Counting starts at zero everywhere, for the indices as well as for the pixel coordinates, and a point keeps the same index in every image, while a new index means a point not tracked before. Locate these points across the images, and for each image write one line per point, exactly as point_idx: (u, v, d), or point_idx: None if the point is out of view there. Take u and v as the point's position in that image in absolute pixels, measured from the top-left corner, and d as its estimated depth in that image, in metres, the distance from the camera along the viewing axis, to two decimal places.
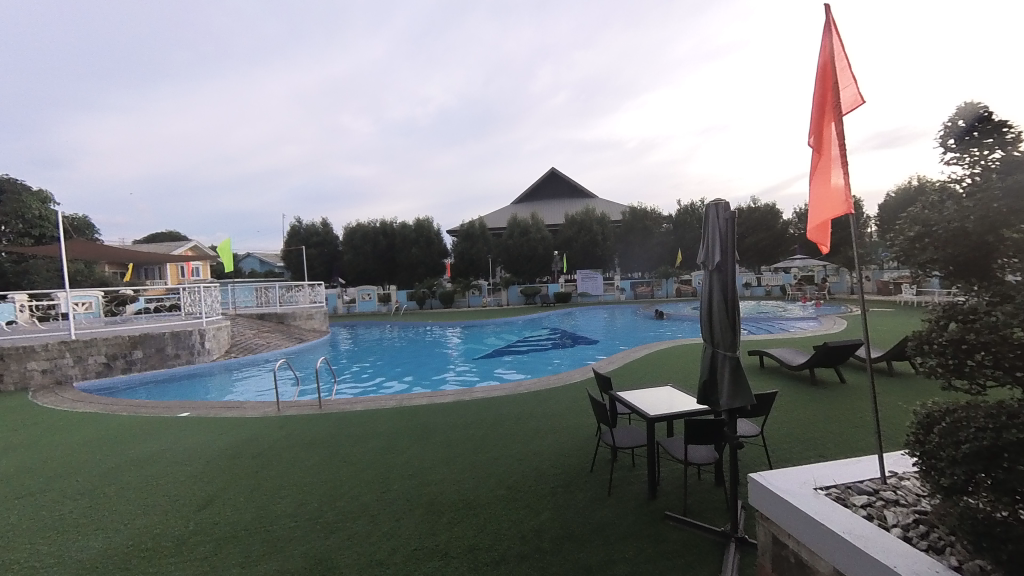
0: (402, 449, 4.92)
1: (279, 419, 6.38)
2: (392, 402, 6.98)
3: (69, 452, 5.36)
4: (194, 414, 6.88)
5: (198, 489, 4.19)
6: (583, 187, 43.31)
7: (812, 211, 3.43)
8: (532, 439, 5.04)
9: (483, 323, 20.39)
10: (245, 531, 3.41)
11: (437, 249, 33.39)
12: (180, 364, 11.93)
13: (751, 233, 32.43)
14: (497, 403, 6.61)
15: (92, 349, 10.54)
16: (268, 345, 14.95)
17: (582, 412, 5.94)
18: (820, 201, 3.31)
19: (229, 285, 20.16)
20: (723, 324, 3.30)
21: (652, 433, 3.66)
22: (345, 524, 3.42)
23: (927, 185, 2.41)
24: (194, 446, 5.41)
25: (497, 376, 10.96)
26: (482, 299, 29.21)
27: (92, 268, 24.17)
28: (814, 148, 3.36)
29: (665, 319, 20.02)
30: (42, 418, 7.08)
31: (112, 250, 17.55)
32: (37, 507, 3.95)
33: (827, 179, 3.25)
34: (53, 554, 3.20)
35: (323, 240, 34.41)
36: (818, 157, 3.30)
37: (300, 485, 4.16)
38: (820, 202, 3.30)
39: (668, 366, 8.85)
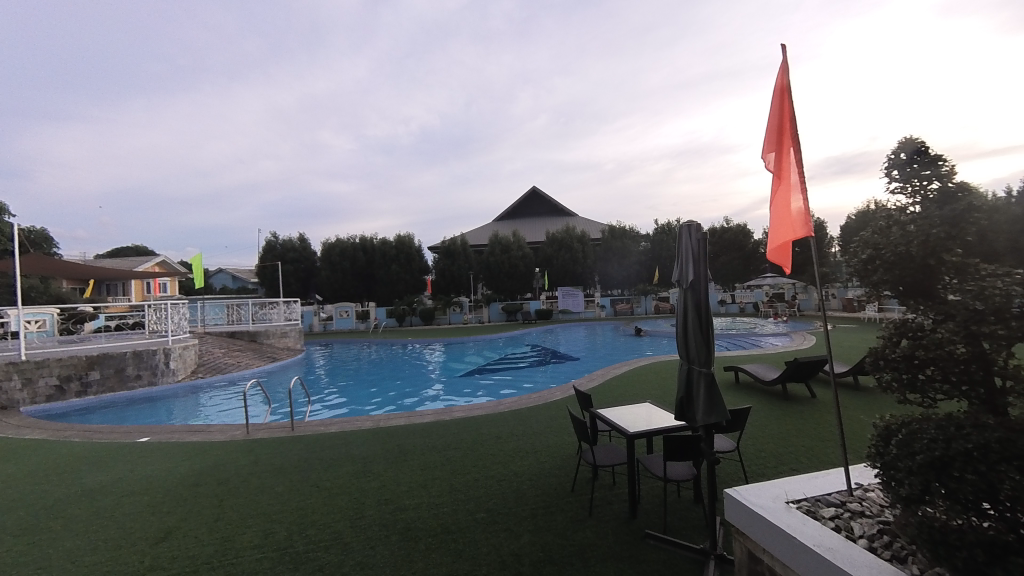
0: (377, 474, 4.73)
1: (248, 443, 6.06)
2: (369, 423, 6.75)
3: (11, 484, 4.93)
4: (154, 439, 6.44)
5: (153, 522, 3.90)
6: (562, 206, 44.27)
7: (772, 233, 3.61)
8: (513, 460, 4.94)
9: (463, 341, 20.17)
10: (208, 565, 3.18)
11: (418, 265, 33.19)
12: (141, 386, 11.23)
13: (724, 252, 33.62)
14: (476, 423, 6.49)
15: (42, 370, 9.85)
16: (239, 365, 14.34)
17: (562, 431, 5.91)
18: (779, 225, 3.52)
19: (199, 301, 19.39)
20: (697, 339, 3.38)
21: (632, 452, 3.64)
22: (316, 554, 3.24)
23: (875, 211, 2.56)
24: (152, 473, 5.08)
25: (478, 395, 10.78)
26: (463, 316, 28.97)
27: (47, 283, 22.83)
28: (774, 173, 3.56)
29: (643, 337, 20.28)
30: None
31: (69, 265, 16.68)
32: None
33: (786, 204, 3.47)
34: None
35: (300, 255, 33.69)
36: (779, 182, 3.50)
37: (268, 514, 3.94)
38: (779, 224, 3.50)
39: (646, 383, 8.93)
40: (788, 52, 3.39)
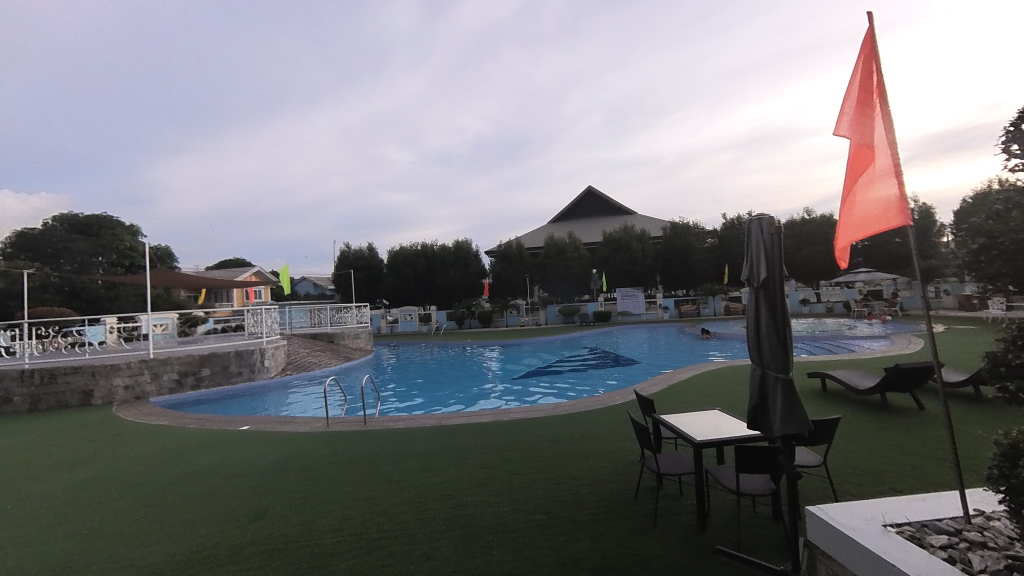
0: (439, 469, 4.95)
1: (327, 435, 6.66)
2: (432, 421, 7.07)
3: (148, 461, 5.90)
4: (252, 429, 7.33)
5: (251, 501, 4.41)
6: (619, 205, 42.97)
7: (845, 225, 3.23)
8: (572, 464, 4.88)
9: (520, 343, 20.36)
10: (295, 543, 3.52)
11: (475, 270, 34.25)
12: (241, 381, 12.82)
13: (805, 245, 30.38)
14: (534, 425, 6.51)
15: (167, 366, 11.59)
16: (319, 364, 15.80)
17: (623, 437, 5.72)
18: (858, 214, 3.15)
19: (285, 307, 21.69)
20: (772, 343, 3.09)
21: (699, 462, 3.42)
22: (385, 542, 3.46)
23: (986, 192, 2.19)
24: (249, 459, 5.76)
25: (537, 397, 10.79)
26: (520, 318, 29.30)
27: (170, 293, 27.00)
28: (853, 157, 3.19)
29: (711, 339, 18.97)
30: (124, 429, 7.84)
31: (185, 277, 19.54)
32: (117, 512, 4.35)
33: (867, 192, 3.11)
34: (124, 558, 3.47)
35: (368, 263, 36.35)
36: (859, 168, 3.15)
37: (344, 501, 4.28)
38: (859, 214, 3.14)
39: (714, 388, 8.35)
40: (875, 18, 3.03)
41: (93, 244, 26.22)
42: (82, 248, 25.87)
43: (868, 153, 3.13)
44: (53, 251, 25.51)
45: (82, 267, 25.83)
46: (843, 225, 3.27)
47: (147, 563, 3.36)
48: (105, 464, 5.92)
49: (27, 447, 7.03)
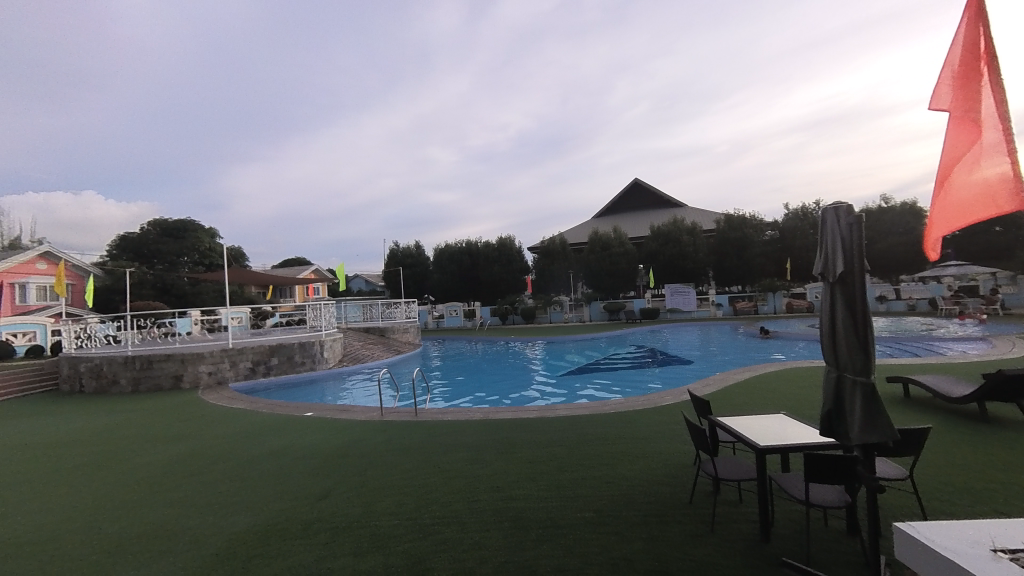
0: (488, 461, 5.05)
1: (382, 423, 7.04)
2: (479, 414, 7.23)
3: (228, 441, 6.54)
4: (315, 415, 7.91)
5: (317, 482, 4.77)
6: (668, 197, 41.20)
7: (937, 209, 2.85)
8: (621, 463, 4.78)
9: (564, 339, 20.23)
10: (356, 523, 3.76)
11: (519, 266, 34.47)
12: (304, 370, 13.84)
13: (882, 236, 27.43)
14: (581, 422, 6.45)
15: (242, 355, 12.77)
16: (372, 356, 16.69)
17: (675, 438, 5.52)
18: (954, 198, 2.78)
19: (341, 302, 23.11)
20: (850, 344, 2.83)
21: (763, 468, 3.21)
22: (439, 528, 3.59)
23: None
24: (313, 443, 6.22)
25: (582, 394, 10.68)
26: (563, 315, 29.12)
27: (243, 289, 29.67)
28: (954, 132, 2.84)
29: (770, 338, 17.73)
30: (209, 411, 8.78)
31: (255, 274, 21.38)
32: (205, 484, 4.90)
33: (966, 172, 2.76)
34: (213, 525, 3.88)
35: (416, 261, 37.73)
36: (961, 146, 2.80)
37: (400, 487, 4.50)
38: (957, 198, 2.77)
39: (775, 391, 7.80)
40: None
41: (180, 246, 29.51)
42: (172, 249, 29.20)
43: (971, 129, 2.78)
44: (148, 253, 29.02)
45: (171, 266, 29.17)
46: (934, 209, 2.89)
47: (232, 531, 3.75)
48: (193, 442, 6.66)
49: (132, 423, 8.05)
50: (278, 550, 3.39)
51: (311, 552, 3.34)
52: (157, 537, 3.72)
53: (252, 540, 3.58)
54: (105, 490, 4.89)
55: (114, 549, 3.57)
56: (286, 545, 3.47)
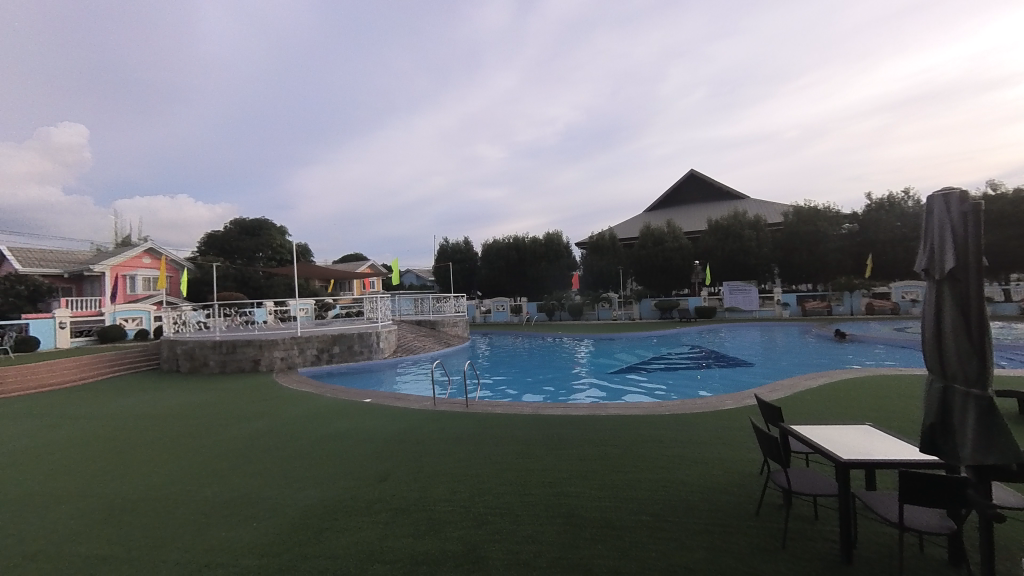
0: (538, 456, 5.08)
1: (435, 413, 7.33)
2: (529, 409, 7.28)
3: (299, 421, 7.15)
4: (373, 402, 8.41)
5: (377, 464, 5.07)
6: (728, 189, 38.67)
7: None
8: (678, 467, 4.60)
9: (613, 337, 19.80)
10: (414, 507, 3.95)
11: (566, 261, 34.19)
12: (363, 359, 14.74)
13: (989, 229, 23.83)
14: (633, 422, 6.28)
15: (309, 342, 13.86)
16: (424, 348, 17.40)
17: (737, 445, 5.21)
18: None
19: (395, 295, 24.29)
20: (962, 350, 2.49)
21: (846, 484, 2.94)
22: (493, 518, 3.67)
23: None
24: (373, 428, 6.63)
25: (632, 393, 10.39)
26: (612, 312, 28.53)
27: (308, 282, 32.14)
28: None
29: (846, 342, 16.14)
30: (282, 393, 9.63)
31: (320, 269, 23.06)
32: (281, 459, 5.39)
33: None
34: (289, 497, 4.26)
35: (465, 256, 38.68)
36: None
37: (454, 474, 4.66)
38: None
39: (853, 400, 7.08)
40: None
41: (256, 243, 32.52)
42: (250, 246, 32.28)
43: None
44: (230, 248, 32.31)
45: (249, 260, 32.23)
46: None
47: (305, 504, 4.10)
48: (268, 420, 7.35)
49: (220, 401, 9.04)
50: (345, 525, 3.65)
51: (373, 530, 3.55)
52: (243, 504, 4.15)
53: (323, 514, 3.88)
54: (200, 459, 5.54)
55: (209, 511, 4.04)
56: (352, 521, 3.73)
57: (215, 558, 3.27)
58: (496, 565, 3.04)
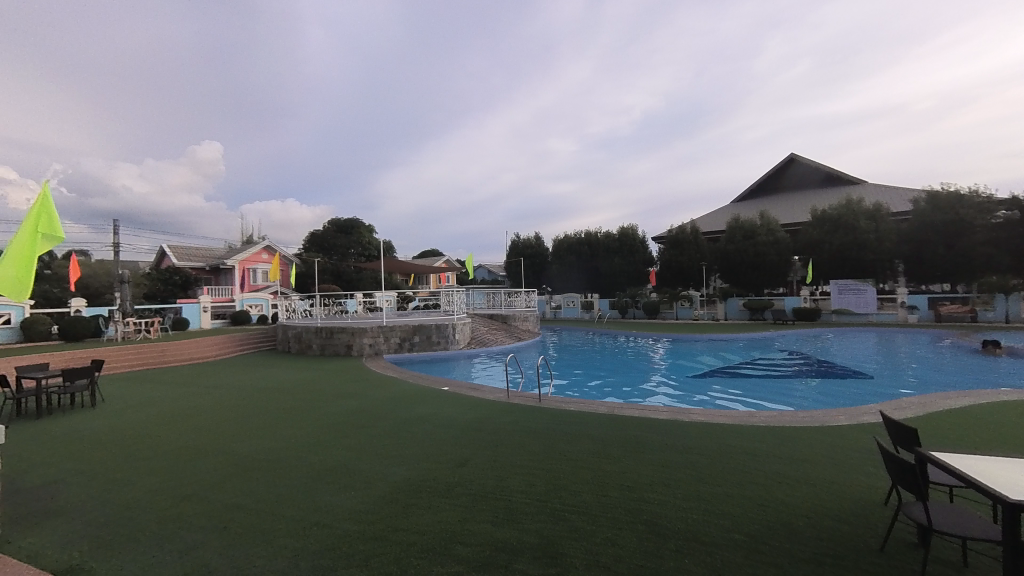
0: (614, 458, 4.96)
1: (509, 405, 7.53)
2: (603, 409, 7.14)
3: (387, 403, 7.84)
4: (451, 390, 8.89)
5: (456, 450, 5.36)
6: (837, 173, 33.71)
7: None
8: (776, 485, 4.16)
9: (692, 338, 18.53)
10: (491, 494, 4.09)
11: (641, 257, 32.69)
12: (440, 349, 15.63)
13: None
14: (720, 431, 5.82)
15: (393, 331, 15.07)
16: (496, 341, 17.93)
17: (850, 467, 4.56)
18: None
19: (469, 289, 25.32)
20: None
21: (1012, 528, 2.41)
22: (570, 515, 3.67)
23: None
24: (451, 414, 7.02)
25: (717, 399, 9.63)
26: (692, 311, 26.66)
27: (392, 276, 34.90)
28: None
29: (1001, 355, 13.21)
30: (372, 376, 10.62)
31: (402, 263, 24.88)
32: (373, 436, 5.96)
33: None
34: (380, 472, 4.68)
35: (535, 252, 38.96)
36: None
37: (528, 467, 4.74)
38: None
39: (1011, 427, 5.77)
40: None
41: (349, 241, 36.10)
42: (344, 243, 35.95)
43: None
44: (328, 245, 36.23)
45: (343, 256, 35.88)
46: None
47: (394, 479, 4.48)
48: (361, 400, 8.17)
49: (322, 380, 10.25)
50: (429, 504, 3.92)
51: (454, 512, 3.76)
52: (343, 473, 4.67)
53: (408, 491, 4.19)
54: (307, 429, 6.34)
55: (316, 476, 4.61)
56: (435, 501, 3.98)
57: (323, 517, 3.72)
58: (574, 562, 3.04)
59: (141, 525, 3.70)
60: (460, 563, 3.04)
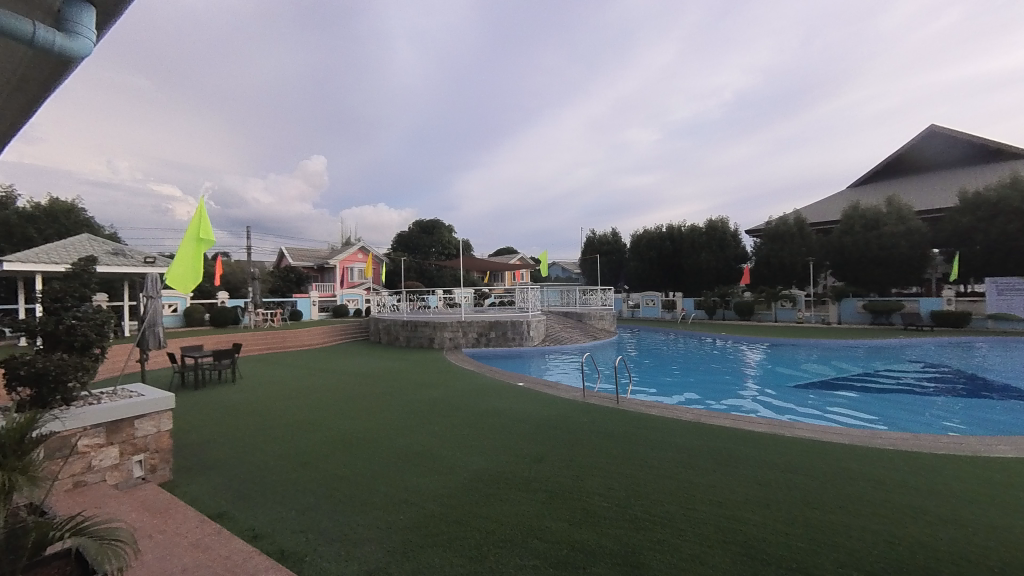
0: (702, 470, 4.61)
1: (586, 405, 7.43)
2: (688, 416, 6.68)
3: (467, 395, 8.23)
4: (526, 386, 9.04)
5: (533, 445, 5.43)
6: (997, 145, 27.20)
7: None
8: (909, 521, 3.52)
9: (795, 344, 16.40)
10: (569, 494, 4.08)
11: (732, 253, 29.85)
12: (515, 345, 15.95)
13: None
14: (832, 451, 5.09)
15: (471, 327, 15.75)
16: (571, 339, 17.77)
17: (1016, 510, 3.66)
18: None
19: (544, 287, 25.41)
20: None
21: None
22: (652, 526, 3.50)
23: None
24: (527, 410, 7.13)
25: (827, 414, 8.42)
26: (794, 313, 23.61)
27: (470, 274, 36.41)
28: None
29: None
30: (452, 369, 11.21)
31: (480, 261, 25.83)
32: (454, 425, 6.30)
33: None
34: (460, 461, 4.93)
35: (612, 248, 37.70)
36: None
37: (607, 470, 4.63)
38: None
39: None
40: None
41: (431, 241, 38.51)
42: (427, 243, 38.44)
43: None
44: (413, 245, 39.10)
45: (426, 255, 38.44)
46: None
47: (473, 468, 4.69)
48: (443, 390, 8.69)
49: (409, 370, 11.14)
50: (508, 496, 4.02)
51: (532, 507, 3.82)
52: (429, 458, 5.02)
53: (488, 481, 4.37)
54: (397, 414, 6.94)
55: (405, 458, 5.02)
56: (513, 494, 4.08)
57: (412, 497, 4.03)
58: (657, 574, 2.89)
59: (268, 484, 4.37)
60: (539, 557, 3.08)
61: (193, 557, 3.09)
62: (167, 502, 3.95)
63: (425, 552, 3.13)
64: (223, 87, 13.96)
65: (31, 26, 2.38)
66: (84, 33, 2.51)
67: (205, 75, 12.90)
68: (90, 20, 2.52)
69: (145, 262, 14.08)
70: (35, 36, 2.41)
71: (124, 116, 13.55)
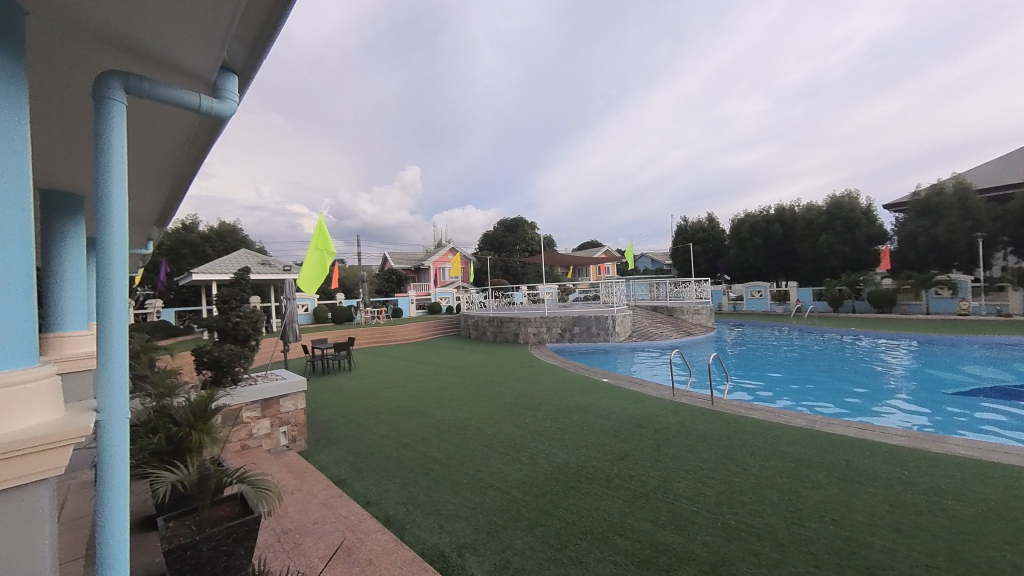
0: (816, 482, 4.02)
1: (676, 404, 6.97)
2: (801, 421, 5.85)
3: (549, 389, 8.32)
4: (611, 382, 8.80)
5: (617, 442, 5.28)
6: None
7: None
8: None
9: (956, 341, 13.24)
10: (653, 494, 3.89)
11: (864, 233, 25.05)
12: (600, 341, 15.62)
13: None
14: (1002, 472, 4.04)
15: (554, 322, 15.85)
16: (661, 334, 16.78)
17: None
18: None
19: (630, 280, 24.36)
20: None
21: None
22: (749, 537, 3.17)
23: None
24: (612, 407, 6.93)
25: (1004, 429, 6.65)
26: (956, 303, 19.00)
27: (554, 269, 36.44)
28: None
29: None
30: (537, 364, 11.43)
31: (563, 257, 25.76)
32: (537, 418, 6.42)
33: None
34: (541, 452, 5.02)
35: (709, 235, 34.40)
36: None
37: (699, 474, 4.29)
38: None
39: None
40: None
41: (515, 238, 39.37)
42: (511, 241, 39.37)
43: None
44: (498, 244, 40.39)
45: (510, 253, 39.44)
46: None
47: (555, 461, 4.75)
48: (527, 384, 8.90)
49: (495, 364, 11.64)
50: (589, 490, 4.00)
51: (614, 503, 3.74)
52: (514, 447, 5.22)
53: (569, 474, 4.39)
54: (484, 405, 7.32)
55: (491, 446, 5.29)
56: (594, 488, 4.04)
57: (496, 482, 4.24)
58: None
59: (376, 460, 4.99)
60: (619, 553, 3.01)
61: (321, 513, 3.67)
62: (304, 467, 4.76)
63: (508, 533, 3.30)
64: (337, 114, 16.18)
65: (191, 95, 2.11)
66: (232, 96, 2.28)
67: (325, 107, 15.16)
68: (236, 84, 2.30)
69: (283, 270, 17.01)
70: (194, 105, 2.13)
71: (267, 151, 16.54)
